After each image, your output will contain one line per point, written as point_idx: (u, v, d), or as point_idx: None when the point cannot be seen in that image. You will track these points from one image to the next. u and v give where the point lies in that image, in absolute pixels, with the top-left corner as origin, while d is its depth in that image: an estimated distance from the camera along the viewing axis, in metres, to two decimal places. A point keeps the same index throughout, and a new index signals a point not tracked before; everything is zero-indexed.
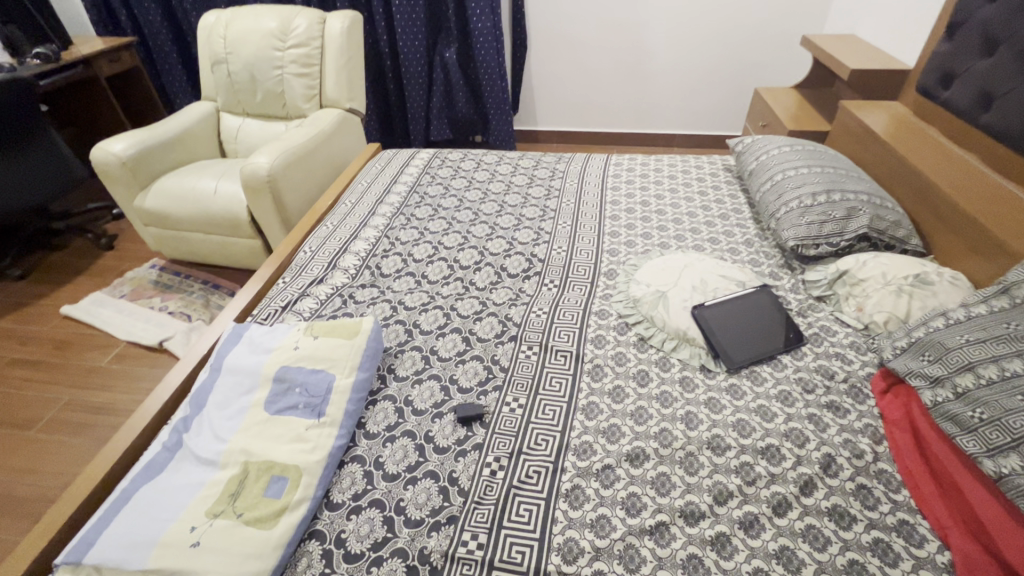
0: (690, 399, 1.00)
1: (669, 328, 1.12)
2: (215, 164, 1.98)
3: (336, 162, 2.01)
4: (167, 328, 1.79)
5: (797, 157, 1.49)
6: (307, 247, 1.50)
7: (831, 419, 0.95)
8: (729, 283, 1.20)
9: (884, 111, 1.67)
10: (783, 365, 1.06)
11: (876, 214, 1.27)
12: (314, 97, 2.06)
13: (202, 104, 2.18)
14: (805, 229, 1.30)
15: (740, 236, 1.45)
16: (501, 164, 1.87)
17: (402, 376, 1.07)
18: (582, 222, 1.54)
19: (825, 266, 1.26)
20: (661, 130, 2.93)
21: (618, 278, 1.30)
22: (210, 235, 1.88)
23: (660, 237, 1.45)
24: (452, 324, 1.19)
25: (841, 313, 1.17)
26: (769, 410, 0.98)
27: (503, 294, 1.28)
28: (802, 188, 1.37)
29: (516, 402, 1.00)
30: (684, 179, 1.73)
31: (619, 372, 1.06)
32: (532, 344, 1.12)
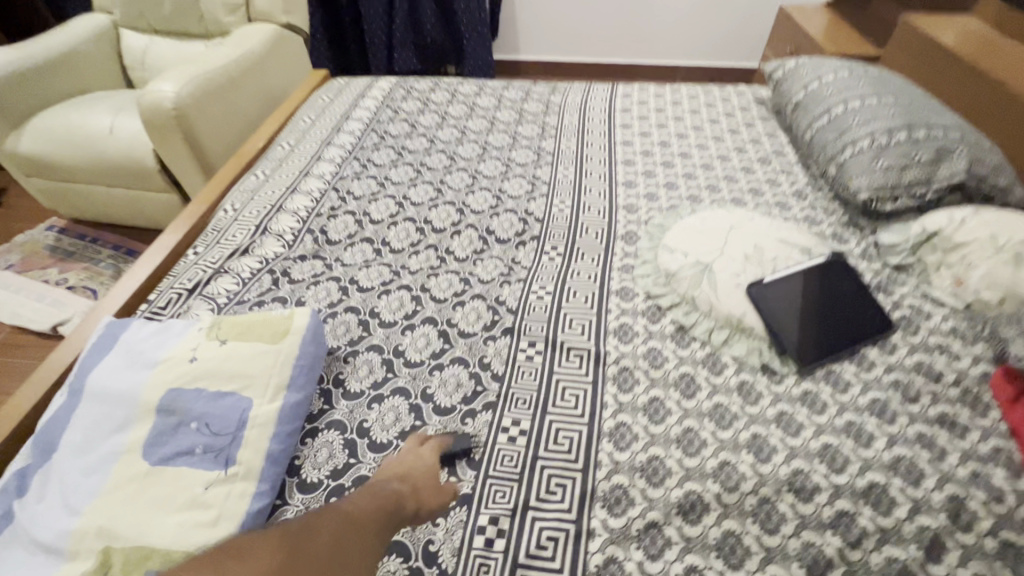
0: (754, 417, 0.73)
1: (718, 314, 0.83)
2: (114, 96, 1.54)
3: (273, 94, 1.59)
4: (65, 308, 1.42)
5: (861, 83, 1.17)
6: (228, 204, 1.13)
7: (948, 442, 0.70)
8: (790, 250, 0.91)
9: (955, 24, 1.35)
10: (871, 363, 0.79)
11: (974, 156, 0.98)
12: (238, 8, 1.61)
13: (95, 17, 1.70)
14: (881, 176, 1.00)
15: (788, 186, 1.14)
16: (481, 95, 1.50)
17: (355, 392, 0.76)
18: (588, 169, 1.21)
19: (906, 225, 0.98)
20: (664, 62, 2.53)
21: (640, 244, 1.00)
22: (113, 189, 1.47)
23: (689, 188, 1.14)
24: (423, 313, 0.87)
25: (929, 289, 0.91)
26: (863, 430, 0.71)
27: (491, 266, 0.96)
28: (874, 123, 1.06)
29: (517, 428, 0.72)
30: (710, 114, 1.40)
31: (655, 378, 0.77)
32: (534, 340, 0.82)
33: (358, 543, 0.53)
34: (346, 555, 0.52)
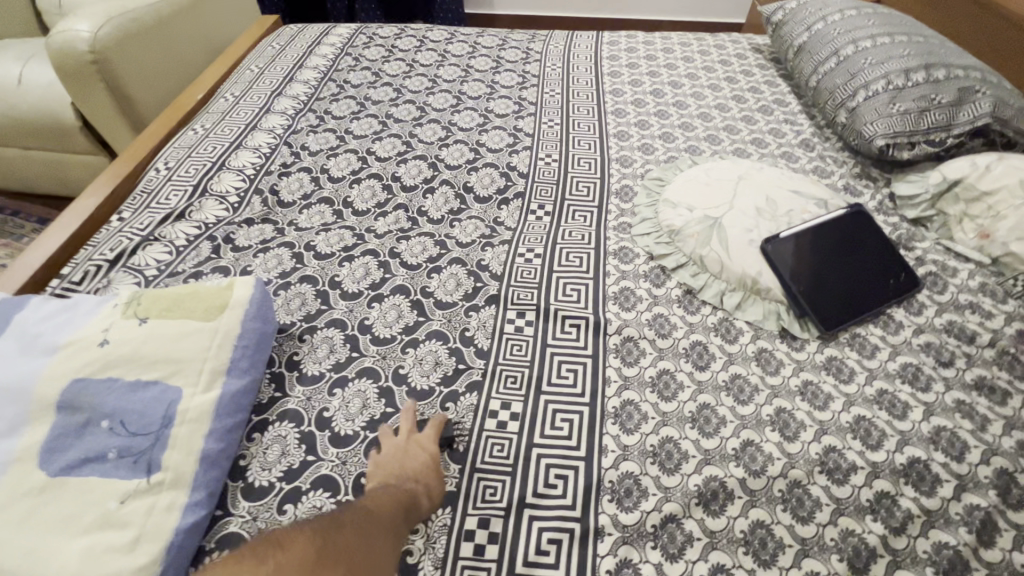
0: (777, 389, 0.64)
1: (730, 275, 0.74)
2: (26, 42, 1.33)
3: (216, 42, 1.40)
4: None
5: (871, 22, 1.07)
6: (160, 162, 0.97)
7: (988, 410, 0.62)
8: (805, 202, 0.82)
9: None
10: (898, 325, 0.71)
11: (999, 97, 0.90)
12: None
13: None
14: (898, 121, 0.91)
15: (793, 136, 1.05)
16: (453, 42, 1.34)
17: (313, 376, 0.64)
18: (575, 120, 1.08)
19: (923, 175, 0.90)
20: (645, 17, 2.39)
21: (637, 199, 0.89)
22: (29, 150, 1.27)
23: (686, 139, 1.03)
24: (394, 282, 0.75)
25: (952, 243, 0.83)
26: (897, 399, 0.63)
27: (470, 227, 0.84)
28: (888, 64, 0.97)
29: (507, 412, 0.61)
30: (704, 62, 1.28)
31: (663, 349, 0.67)
32: (523, 310, 0.71)
33: (382, 541, 0.43)
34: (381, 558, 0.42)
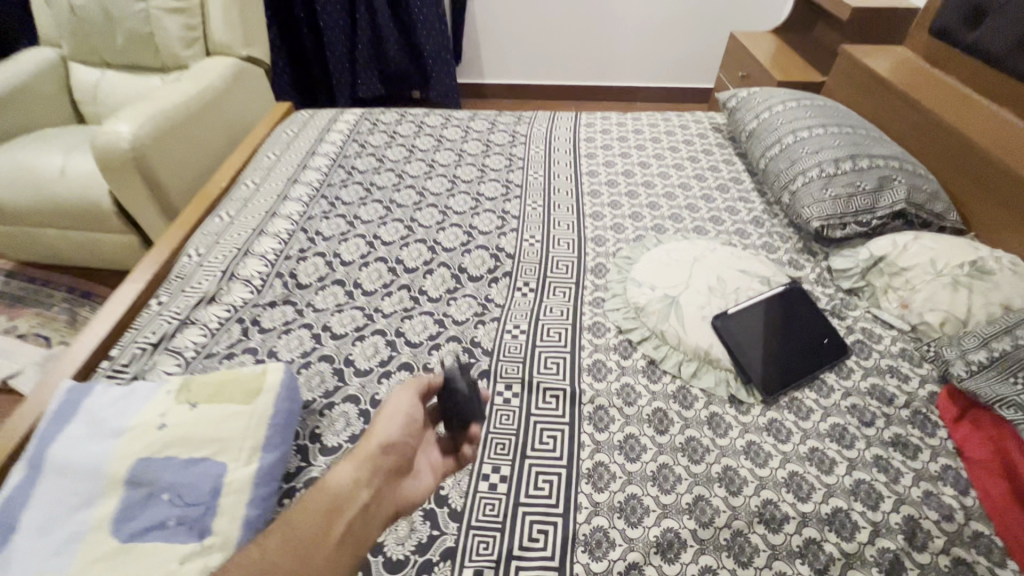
0: (725, 449, 0.76)
1: (686, 347, 0.87)
2: (65, 134, 1.49)
3: (233, 128, 1.56)
4: (13, 359, 1.33)
5: (807, 115, 1.25)
6: (192, 249, 1.10)
7: (901, 464, 0.74)
8: (751, 280, 0.96)
9: (890, 56, 1.45)
10: (830, 389, 0.84)
11: (912, 185, 1.05)
12: (196, 42, 1.59)
13: (42, 51, 1.64)
14: (830, 205, 1.06)
15: (746, 213, 1.20)
16: (447, 127, 1.51)
17: (332, 447, 0.75)
18: (556, 201, 1.23)
19: (855, 251, 1.04)
20: (624, 83, 2.62)
21: (609, 275, 1.03)
22: (65, 230, 1.41)
23: (652, 218, 1.18)
24: (399, 359, 0.87)
25: (879, 311, 0.96)
26: (825, 455, 0.75)
27: (465, 305, 0.97)
28: (821, 154, 1.13)
29: (497, 475, 0.73)
30: (670, 143, 1.45)
31: (629, 415, 0.79)
32: (510, 382, 0.84)
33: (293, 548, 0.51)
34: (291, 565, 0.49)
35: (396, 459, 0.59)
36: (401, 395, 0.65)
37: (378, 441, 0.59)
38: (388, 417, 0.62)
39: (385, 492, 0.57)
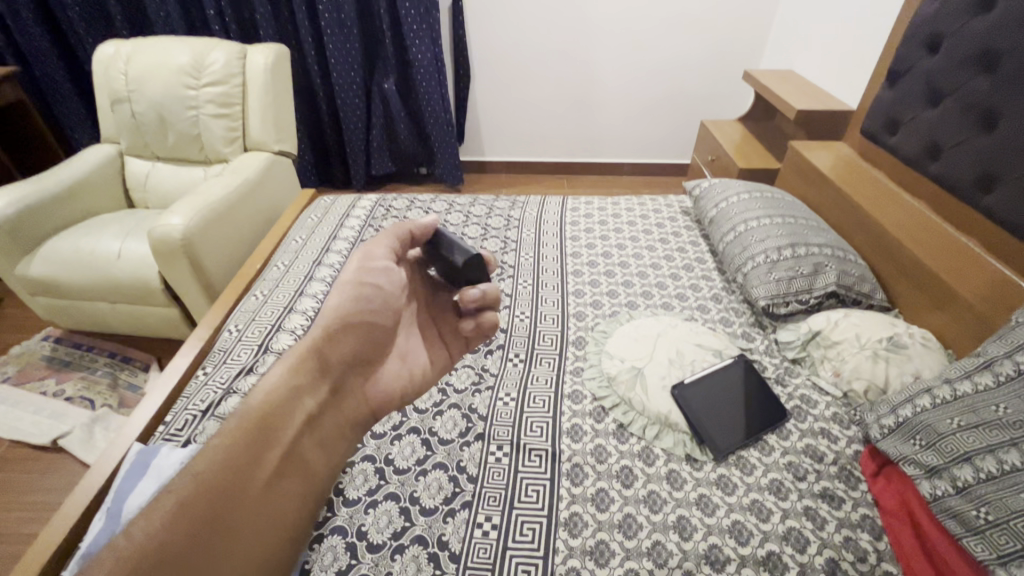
0: (680, 501, 0.91)
1: (649, 412, 1.03)
2: (120, 220, 1.72)
3: (263, 212, 1.80)
4: (61, 419, 1.49)
5: (756, 206, 1.47)
6: (232, 325, 1.29)
7: (827, 513, 0.89)
8: (705, 353, 1.13)
9: (831, 152, 1.69)
10: (771, 448, 0.99)
11: (841, 270, 1.25)
12: (236, 140, 1.85)
13: (103, 147, 1.91)
14: (774, 286, 1.26)
15: (707, 290, 1.39)
16: (451, 212, 1.74)
17: (353, 499, 0.91)
18: (544, 280, 1.43)
19: (797, 325, 1.22)
20: (611, 159, 2.90)
21: (588, 348, 1.21)
22: (115, 303, 1.60)
23: (626, 295, 1.37)
24: (408, 423, 1.04)
25: (818, 379, 1.13)
26: (764, 506, 0.90)
27: (464, 376, 1.15)
28: (766, 241, 1.34)
29: (490, 523, 0.87)
30: (643, 226, 1.67)
31: (601, 471, 0.95)
32: (502, 444, 1.00)
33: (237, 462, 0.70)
34: (245, 469, 0.70)
35: (334, 362, 0.88)
36: (350, 281, 0.92)
37: (310, 352, 0.86)
38: (343, 305, 0.90)
39: (319, 398, 0.84)
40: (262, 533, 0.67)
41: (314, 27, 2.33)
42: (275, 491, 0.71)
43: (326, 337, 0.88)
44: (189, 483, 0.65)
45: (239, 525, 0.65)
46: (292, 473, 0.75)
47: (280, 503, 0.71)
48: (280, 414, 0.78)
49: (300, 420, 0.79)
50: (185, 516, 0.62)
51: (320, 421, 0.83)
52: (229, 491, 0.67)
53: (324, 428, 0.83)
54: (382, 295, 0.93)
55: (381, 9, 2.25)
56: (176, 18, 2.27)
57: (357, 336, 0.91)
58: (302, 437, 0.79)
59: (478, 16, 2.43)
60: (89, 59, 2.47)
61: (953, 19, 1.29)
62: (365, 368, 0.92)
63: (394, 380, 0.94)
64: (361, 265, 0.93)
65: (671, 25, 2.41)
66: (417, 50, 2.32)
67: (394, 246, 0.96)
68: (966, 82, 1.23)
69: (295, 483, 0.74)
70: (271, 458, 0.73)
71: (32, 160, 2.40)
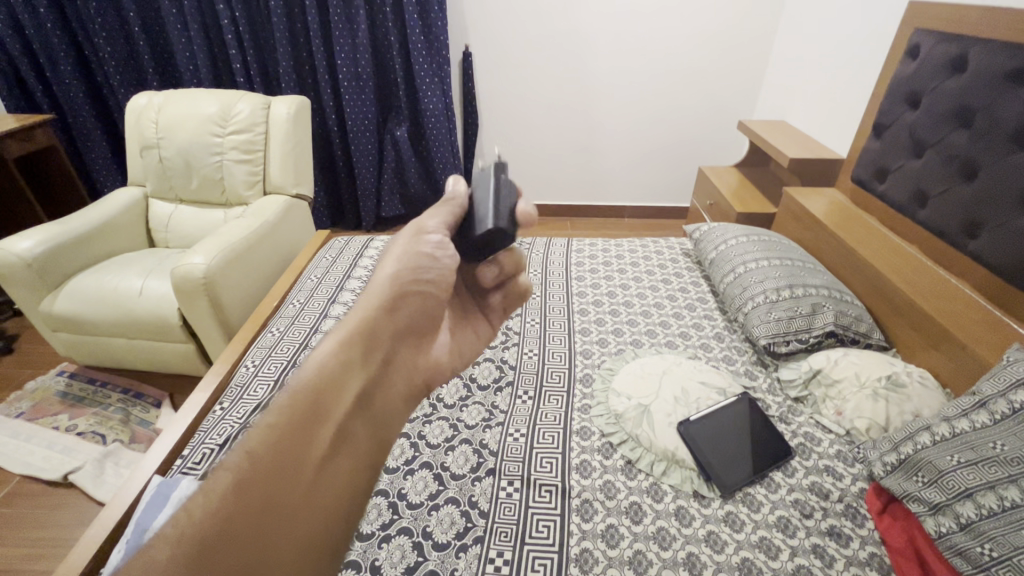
0: (689, 537, 0.92)
1: (657, 449, 1.05)
2: (143, 260, 1.79)
3: (278, 252, 1.87)
4: (73, 455, 1.51)
5: (754, 248, 1.53)
6: (249, 361, 1.33)
7: (836, 551, 0.90)
8: (709, 391, 1.17)
9: (823, 198, 1.78)
10: (776, 486, 1.01)
11: (838, 310, 1.30)
12: (256, 183, 1.94)
13: (130, 190, 2.01)
14: (775, 326, 1.30)
15: (709, 329, 1.44)
16: None
17: (367, 534, 0.92)
18: (552, 318, 1.48)
19: (798, 364, 1.26)
20: (613, 203, 3.00)
21: (594, 385, 1.24)
22: (133, 339, 1.65)
23: (631, 334, 1.42)
24: (421, 458, 1.06)
25: (820, 417, 1.16)
26: (772, 543, 0.91)
27: (475, 412, 1.18)
28: (765, 282, 1.39)
29: (501, 558, 0.88)
30: (646, 267, 1.74)
31: (610, 507, 0.97)
32: (512, 479, 1.02)
33: (287, 444, 0.59)
34: (295, 452, 0.59)
35: (389, 335, 0.75)
36: (405, 249, 0.78)
37: (363, 326, 0.72)
38: (395, 276, 0.77)
39: (372, 374, 0.71)
40: (308, 539, 0.55)
41: (332, 80, 2.49)
42: (335, 476, 0.61)
43: (381, 309, 0.75)
44: (221, 491, 0.54)
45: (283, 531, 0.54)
46: (343, 464, 0.63)
47: (330, 499, 0.59)
48: (326, 398, 0.65)
49: (350, 402, 0.67)
50: (220, 528, 0.51)
51: (374, 401, 0.70)
52: (269, 492, 0.55)
53: (380, 404, 0.71)
54: (441, 266, 0.79)
55: (396, 64, 2.41)
56: (205, 71, 2.43)
57: (412, 312, 0.78)
58: (353, 419, 0.67)
59: (486, 70, 2.59)
60: (119, 108, 2.63)
61: (930, 78, 1.40)
62: (420, 344, 0.80)
63: (447, 353, 0.84)
64: (411, 235, 0.80)
65: (668, 79, 2.56)
66: (429, 100, 2.46)
67: (453, 217, 0.81)
68: (947, 135, 1.32)
69: (348, 477, 0.62)
70: (318, 450, 0.61)
71: (57, 200, 2.51)
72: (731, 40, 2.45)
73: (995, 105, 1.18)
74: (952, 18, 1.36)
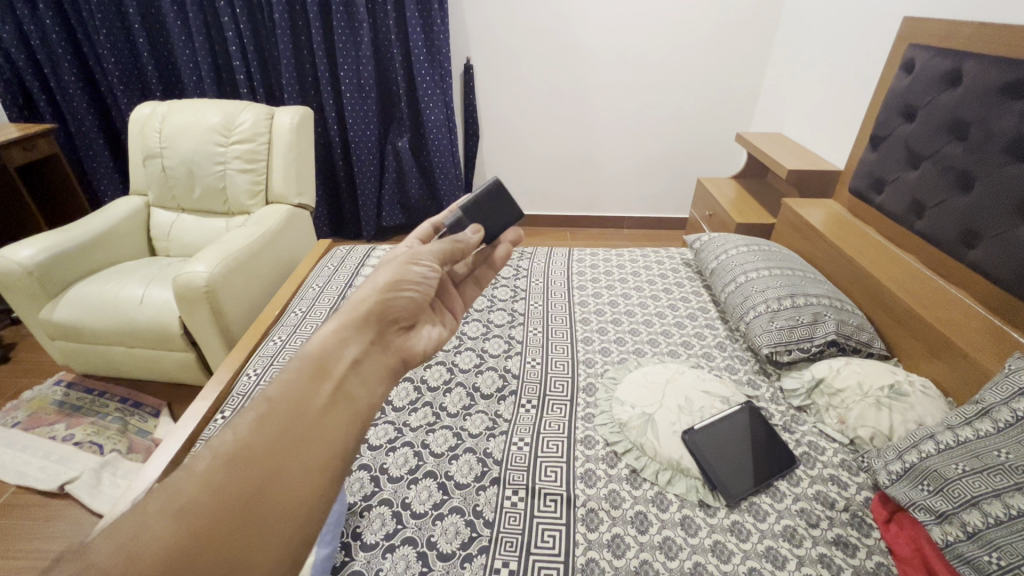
0: (695, 547, 0.91)
1: (662, 458, 1.05)
2: (144, 268, 1.78)
3: (280, 259, 1.87)
4: (69, 464, 1.49)
5: (754, 257, 1.55)
6: (250, 369, 1.33)
7: (843, 561, 0.89)
8: (713, 400, 1.17)
9: (822, 208, 1.79)
10: (782, 495, 1.01)
11: (840, 319, 1.31)
12: (259, 193, 1.95)
13: (131, 199, 2.01)
14: (777, 334, 1.30)
15: (711, 338, 1.44)
16: None
17: (371, 544, 0.91)
18: (554, 327, 1.48)
19: (801, 373, 1.26)
20: (612, 215, 3.02)
21: (598, 394, 1.24)
22: (133, 348, 1.64)
23: (634, 343, 1.42)
24: (425, 467, 1.06)
25: (824, 426, 1.16)
26: (779, 553, 0.90)
27: (478, 421, 1.18)
28: (767, 291, 1.40)
29: (506, 569, 0.87)
30: (647, 276, 1.75)
31: (616, 517, 0.96)
32: (517, 488, 1.01)
33: (296, 392, 0.60)
34: (305, 398, 0.59)
35: (380, 319, 0.75)
36: (396, 265, 0.80)
37: (359, 309, 0.73)
38: (386, 280, 0.77)
39: (369, 343, 0.71)
40: (315, 478, 0.54)
41: (335, 91, 2.51)
42: (342, 420, 0.60)
43: (376, 303, 0.75)
44: (240, 427, 0.54)
45: (294, 465, 0.53)
46: (349, 412, 0.61)
47: (339, 439, 0.58)
48: (325, 361, 0.65)
49: (350, 363, 0.66)
50: (238, 454, 0.52)
51: (371, 369, 0.68)
52: (282, 430, 0.55)
53: (379, 370, 0.70)
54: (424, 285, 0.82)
55: (399, 75, 2.44)
56: (208, 81, 2.45)
57: (405, 307, 0.78)
58: (355, 378, 0.66)
59: (487, 82, 2.62)
60: (122, 118, 2.65)
61: (924, 92, 1.42)
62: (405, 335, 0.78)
63: (431, 342, 0.80)
64: (406, 258, 0.83)
65: (667, 91, 2.59)
66: (430, 111, 2.48)
67: (443, 250, 0.87)
68: (942, 147, 1.34)
69: (353, 425, 0.61)
70: (323, 399, 0.60)
71: (58, 209, 2.51)
72: (728, 53, 2.49)
73: (990, 118, 1.20)
74: (946, 34, 1.39)
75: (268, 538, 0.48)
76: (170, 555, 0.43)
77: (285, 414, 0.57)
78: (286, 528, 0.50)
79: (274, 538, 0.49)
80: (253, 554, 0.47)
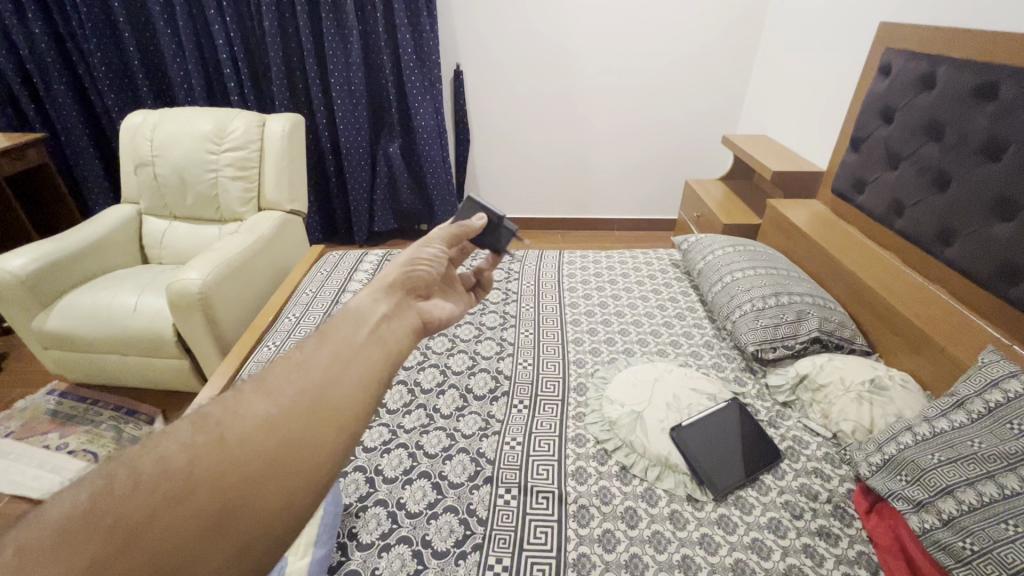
0: (683, 540, 0.94)
1: (650, 454, 1.08)
2: (137, 277, 1.79)
3: (272, 265, 1.88)
4: (64, 473, 1.49)
5: (739, 257, 1.59)
6: (246, 375, 1.34)
7: (825, 550, 0.92)
8: (700, 397, 1.20)
9: (805, 209, 1.83)
10: (767, 488, 1.04)
11: (822, 316, 1.34)
12: (251, 201, 1.96)
13: (123, 208, 2.01)
14: (762, 332, 1.34)
15: (699, 337, 1.47)
16: None
17: (367, 543, 0.93)
18: (545, 328, 1.51)
19: (785, 369, 1.30)
20: (603, 217, 3.06)
21: (588, 394, 1.26)
22: (127, 356, 1.64)
23: (623, 343, 1.45)
24: (419, 468, 1.08)
25: (808, 420, 1.19)
26: (764, 544, 0.93)
27: (472, 421, 1.20)
28: (752, 290, 1.43)
29: (500, 565, 0.89)
30: (636, 277, 1.78)
31: (606, 512, 0.98)
32: (510, 486, 1.03)
33: (340, 329, 0.67)
34: (348, 332, 0.67)
35: (403, 287, 0.79)
36: (411, 247, 0.86)
37: (384, 278, 0.78)
38: (404, 259, 0.83)
39: (397, 300, 0.77)
40: (368, 384, 0.61)
41: (326, 98, 2.53)
42: (383, 348, 0.67)
43: (398, 275, 0.80)
44: (299, 350, 0.63)
45: (344, 378, 0.60)
46: (388, 341, 0.69)
47: (383, 359, 0.66)
48: (360, 314, 0.70)
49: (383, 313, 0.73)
50: (303, 363, 0.60)
51: (400, 323, 0.74)
52: (334, 350, 0.63)
53: (408, 322, 0.76)
54: (436, 267, 0.86)
55: (390, 82, 2.46)
56: (199, 88, 2.46)
57: (423, 281, 0.83)
58: (388, 323, 0.72)
59: (478, 88, 2.66)
60: (111, 125, 2.65)
61: (901, 95, 1.47)
62: (426, 305, 0.82)
63: (447, 312, 0.84)
64: (419, 242, 0.87)
65: (654, 93, 2.63)
66: (422, 118, 2.51)
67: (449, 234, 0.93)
68: (919, 148, 1.38)
69: (392, 353, 0.67)
70: (365, 331, 0.68)
71: (48, 219, 2.50)
72: (713, 58, 2.53)
73: (963, 120, 1.24)
74: (920, 39, 1.44)
75: (331, 421, 0.55)
76: (249, 428, 0.51)
77: (333, 343, 0.64)
78: (345, 417, 0.56)
79: (334, 426, 0.55)
80: (326, 428, 0.54)
